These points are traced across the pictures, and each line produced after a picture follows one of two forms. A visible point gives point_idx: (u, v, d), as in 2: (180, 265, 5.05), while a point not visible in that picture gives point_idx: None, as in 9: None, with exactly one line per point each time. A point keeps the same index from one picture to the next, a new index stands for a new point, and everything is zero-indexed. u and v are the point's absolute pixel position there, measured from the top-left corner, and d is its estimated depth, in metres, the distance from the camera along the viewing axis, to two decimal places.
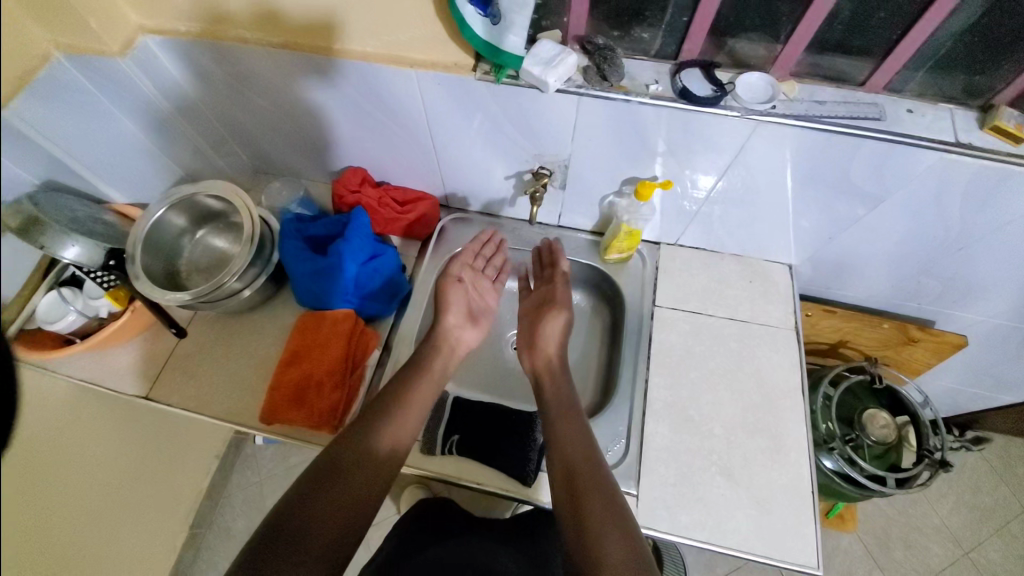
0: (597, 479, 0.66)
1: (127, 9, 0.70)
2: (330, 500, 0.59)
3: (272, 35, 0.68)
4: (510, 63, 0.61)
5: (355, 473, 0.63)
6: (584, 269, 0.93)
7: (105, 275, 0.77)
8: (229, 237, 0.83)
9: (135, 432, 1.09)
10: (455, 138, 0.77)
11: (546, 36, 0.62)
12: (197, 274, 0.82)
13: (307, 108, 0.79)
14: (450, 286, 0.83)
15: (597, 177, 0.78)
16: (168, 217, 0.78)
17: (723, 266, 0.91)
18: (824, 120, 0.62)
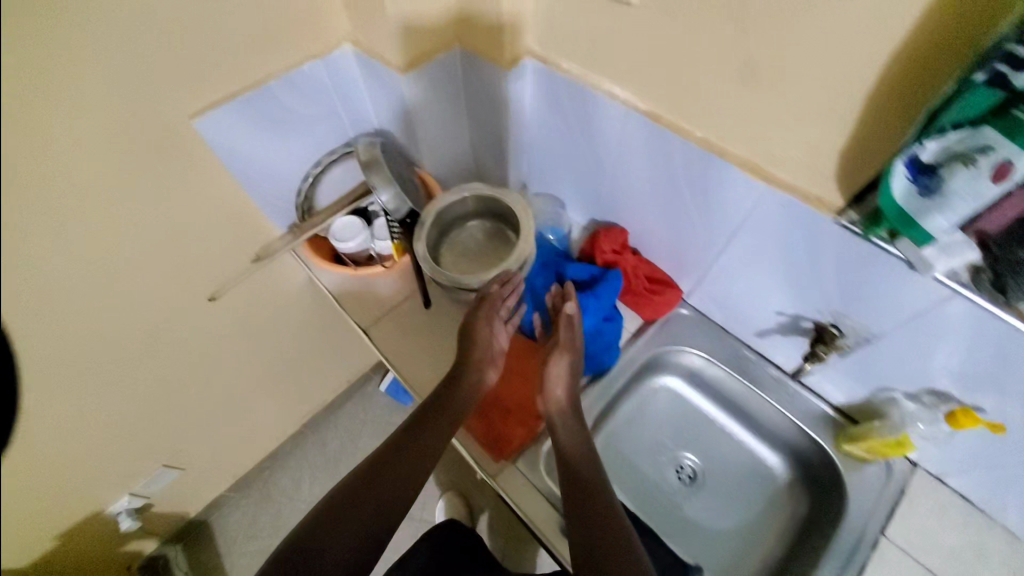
0: (611, 533, 0.64)
1: (531, 34, 0.79)
2: (360, 506, 0.68)
3: (641, 99, 0.70)
4: (915, 236, 0.50)
5: (382, 481, 0.71)
6: (806, 441, 0.81)
7: (399, 228, 0.89)
8: (494, 239, 0.89)
9: (310, 331, 1.27)
10: (752, 256, 0.72)
11: None
12: (453, 255, 0.89)
13: (622, 166, 0.81)
14: (479, 328, 0.80)
15: (896, 368, 0.69)
16: (464, 200, 0.87)
17: (977, 531, 0.74)
18: None
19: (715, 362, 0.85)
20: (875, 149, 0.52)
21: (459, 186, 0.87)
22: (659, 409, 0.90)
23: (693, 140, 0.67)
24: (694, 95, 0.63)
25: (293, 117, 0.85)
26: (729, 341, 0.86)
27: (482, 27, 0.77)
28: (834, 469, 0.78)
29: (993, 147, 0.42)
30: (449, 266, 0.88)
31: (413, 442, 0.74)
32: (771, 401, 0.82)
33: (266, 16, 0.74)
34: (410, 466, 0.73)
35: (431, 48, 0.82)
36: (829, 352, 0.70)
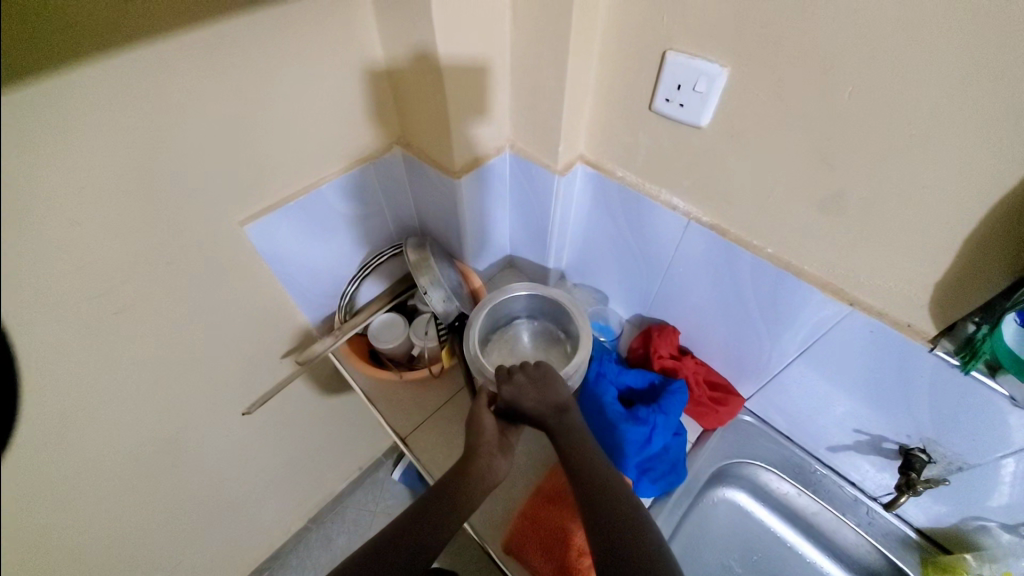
0: (632, 528, 0.57)
1: (583, 142, 0.80)
2: (401, 542, 0.59)
3: (704, 211, 0.70)
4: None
5: (424, 519, 0.62)
6: (890, 570, 0.74)
7: (445, 330, 0.86)
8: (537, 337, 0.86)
9: (328, 420, 1.18)
10: (825, 370, 0.69)
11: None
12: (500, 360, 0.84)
13: (674, 271, 0.79)
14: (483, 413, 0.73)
15: (990, 499, 0.64)
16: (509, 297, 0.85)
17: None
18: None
19: (785, 477, 0.80)
20: (977, 286, 0.51)
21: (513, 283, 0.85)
22: (724, 524, 0.83)
23: (764, 256, 0.66)
24: (768, 213, 0.63)
25: (340, 216, 0.84)
26: (797, 455, 0.81)
27: (536, 135, 0.78)
28: None
29: None
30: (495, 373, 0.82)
31: (442, 497, 0.64)
32: (851, 524, 0.76)
33: (325, 125, 0.74)
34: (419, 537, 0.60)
35: (482, 152, 0.82)
36: (928, 485, 0.65)
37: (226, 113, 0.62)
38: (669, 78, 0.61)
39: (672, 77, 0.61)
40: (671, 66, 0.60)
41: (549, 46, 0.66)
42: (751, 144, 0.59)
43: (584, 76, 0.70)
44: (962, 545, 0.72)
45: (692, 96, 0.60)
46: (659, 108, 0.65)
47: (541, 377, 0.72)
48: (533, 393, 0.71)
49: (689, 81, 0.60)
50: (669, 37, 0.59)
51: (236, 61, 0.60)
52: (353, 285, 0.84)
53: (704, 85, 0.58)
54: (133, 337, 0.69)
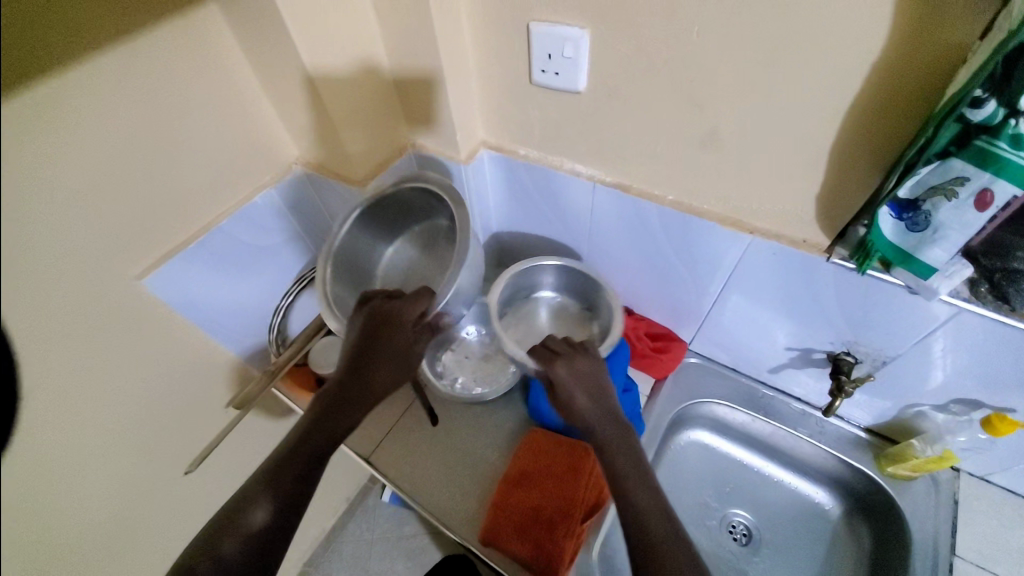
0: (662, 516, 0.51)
1: (481, 129, 0.80)
2: (289, 467, 0.56)
3: (606, 171, 0.71)
4: (917, 272, 0.52)
5: (309, 430, 0.59)
6: (848, 471, 0.78)
7: None
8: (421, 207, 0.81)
9: None
10: (748, 298, 0.72)
11: (937, 255, 0.50)
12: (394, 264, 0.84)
13: (595, 235, 0.80)
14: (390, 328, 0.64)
15: (917, 387, 0.68)
16: (524, 271, 0.82)
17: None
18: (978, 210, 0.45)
19: (737, 407, 0.83)
20: (853, 192, 0.54)
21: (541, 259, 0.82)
22: (692, 465, 0.86)
23: (668, 204, 0.68)
24: (661, 164, 0.65)
25: (251, 249, 0.81)
26: (745, 384, 0.84)
27: (434, 130, 0.78)
28: (885, 496, 0.75)
29: (964, 178, 0.44)
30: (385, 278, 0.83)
31: (330, 409, 0.60)
32: (805, 436, 0.79)
33: (211, 161, 0.71)
34: (277, 496, 0.54)
35: (384, 157, 0.81)
36: (857, 384, 0.68)
37: (94, 171, 0.59)
38: (539, 50, 0.62)
39: (542, 48, 0.62)
40: (537, 37, 0.61)
41: (420, 39, 0.66)
42: (630, 99, 0.60)
43: (464, 63, 0.70)
44: (905, 434, 0.76)
45: (564, 63, 0.61)
46: (539, 80, 0.65)
47: (582, 363, 0.65)
48: (573, 376, 0.63)
49: (557, 49, 0.60)
50: (529, 10, 0.60)
51: (92, 112, 0.56)
52: (279, 316, 0.81)
53: (571, 50, 0.59)
54: (46, 425, 0.64)
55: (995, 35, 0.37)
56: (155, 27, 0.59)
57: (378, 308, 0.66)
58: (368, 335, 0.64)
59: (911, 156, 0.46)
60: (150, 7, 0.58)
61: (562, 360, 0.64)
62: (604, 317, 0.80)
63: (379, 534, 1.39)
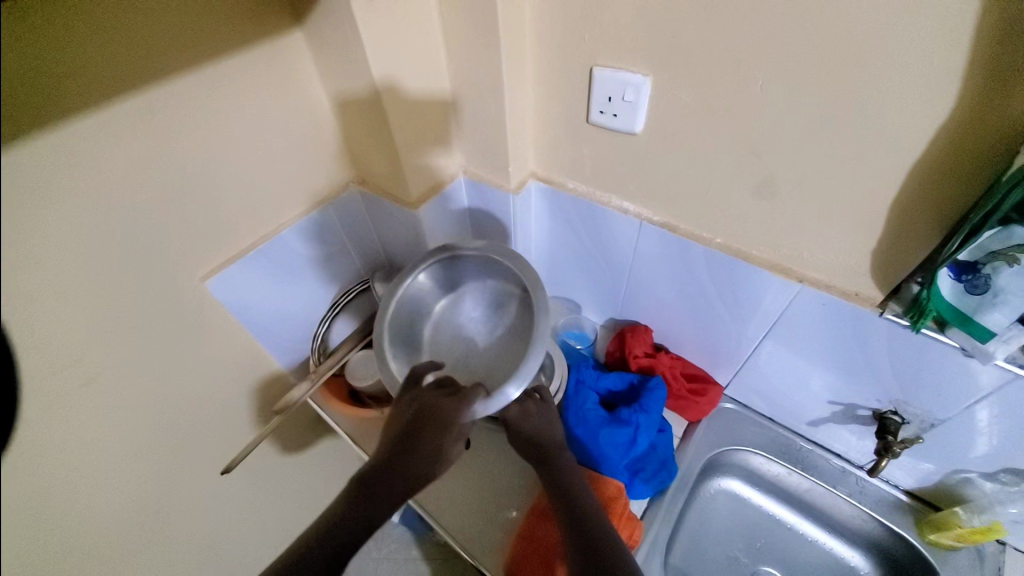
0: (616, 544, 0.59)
1: (532, 161, 0.83)
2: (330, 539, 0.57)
3: (653, 211, 0.73)
4: (974, 335, 0.51)
5: (353, 507, 0.59)
6: (886, 534, 0.75)
7: None
8: (485, 266, 0.72)
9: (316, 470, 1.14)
10: (791, 347, 0.71)
11: (996, 318, 0.49)
12: (442, 320, 0.74)
13: (637, 271, 0.81)
14: (434, 424, 0.60)
15: (966, 454, 0.65)
16: None
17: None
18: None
19: (774, 458, 0.81)
20: (911, 250, 0.54)
21: None
22: (721, 513, 0.84)
23: (714, 247, 0.69)
24: (712, 208, 0.66)
25: (303, 259, 0.84)
26: (781, 434, 0.83)
27: (487, 158, 0.81)
28: (926, 565, 0.71)
29: None
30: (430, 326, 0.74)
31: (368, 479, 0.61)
32: (843, 494, 0.77)
33: (277, 174, 0.75)
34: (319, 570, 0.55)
35: (437, 181, 0.84)
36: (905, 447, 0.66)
37: (173, 176, 0.63)
38: (600, 92, 0.65)
39: (602, 90, 0.65)
40: (599, 80, 0.64)
41: (486, 75, 0.70)
42: (686, 143, 0.63)
43: (524, 100, 0.74)
44: (949, 502, 0.72)
45: (623, 106, 0.64)
46: (596, 120, 0.68)
47: (534, 410, 0.71)
48: (527, 423, 0.70)
49: (618, 92, 0.63)
50: (593, 55, 0.63)
51: (180, 123, 0.61)
52: (323, 326, 0.83)
53: (632, 94, 0.62)
54: (97, 412, 0.66)
55: None
56: (247, 50, 0.64)
57: (425, 400, 0.60)
58: (410, 426, 0.60)
59: (974, 221, 0.46)
60: (242, 32, 0.63)
61: (516, 406, 0.70)
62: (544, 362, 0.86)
63: (388, 554, 1.37)
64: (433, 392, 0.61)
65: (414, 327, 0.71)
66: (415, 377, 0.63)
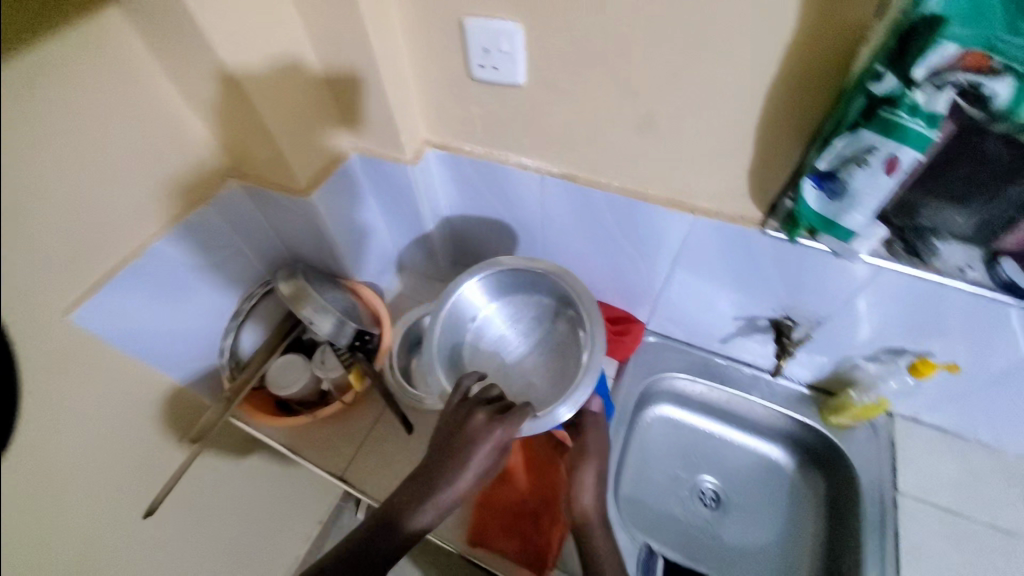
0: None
1: (424, 127, 0.78)
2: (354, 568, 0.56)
3: (553, 164, 0.72)
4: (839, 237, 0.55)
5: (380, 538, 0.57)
6: (799, 425, 0.83)
7: (348, 353, 0.80)
8: (541, 282, 0.73)
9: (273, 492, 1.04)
10: (696, 273, 0.75)
11: (853, 219, 0.53)
12: (481, 340, 0.75)
13: (548, 226, 0.81)
14: (478, 446, 0.57)
15: (848, 342, 0.73)
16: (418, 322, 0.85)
17: (972, 456, 0.77)
18: (891, 178, 0.49)
19: (696, 378, 0.87)
20: (784, 166, 0.57)
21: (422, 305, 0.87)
22: (659, 438, 0.90)
23: (614, 191, 0.70)
24: (605, 152, 0.66)
25: (188, 270, 0.76)
26: (700, 356, 0.89)
27: (373, 131, 0.76)
28: (831, 444, 0.80)
29: (876, 146, 0.48)
30: (473, 341, 0.75)
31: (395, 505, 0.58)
32: (757, 398, 0.84)
33: (130, 180, 0.65)
34: None
35: (326, 161, 0.78)
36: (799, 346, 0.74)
37: None
38: (474, 45, 0.62)
39: (477, 43, 0.61)
40: (472, 32, 0.61)
41: (351, 39, 0.64)
42: (569, 89, 0.62)
43: (401, 61, 0.69)
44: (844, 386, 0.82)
45: (501, 57, 0.61)
46: (478, 74, 0.65)
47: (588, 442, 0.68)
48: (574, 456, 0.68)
49: (493, 43, 0.60)
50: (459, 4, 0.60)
51: None
52: (228, 338, 0.78)
53: (507, 43, 0.60)
54: None
55: (892, 13, 0.42)
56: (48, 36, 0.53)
57: (469, 419, 0.58)
58: (451, 446, 0.57)
59: None
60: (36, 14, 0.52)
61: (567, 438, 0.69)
62: None
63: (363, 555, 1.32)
64: (479, 408, 0.58)
65: (456, 342, 0.73)
66: (460, 390, 0.62)
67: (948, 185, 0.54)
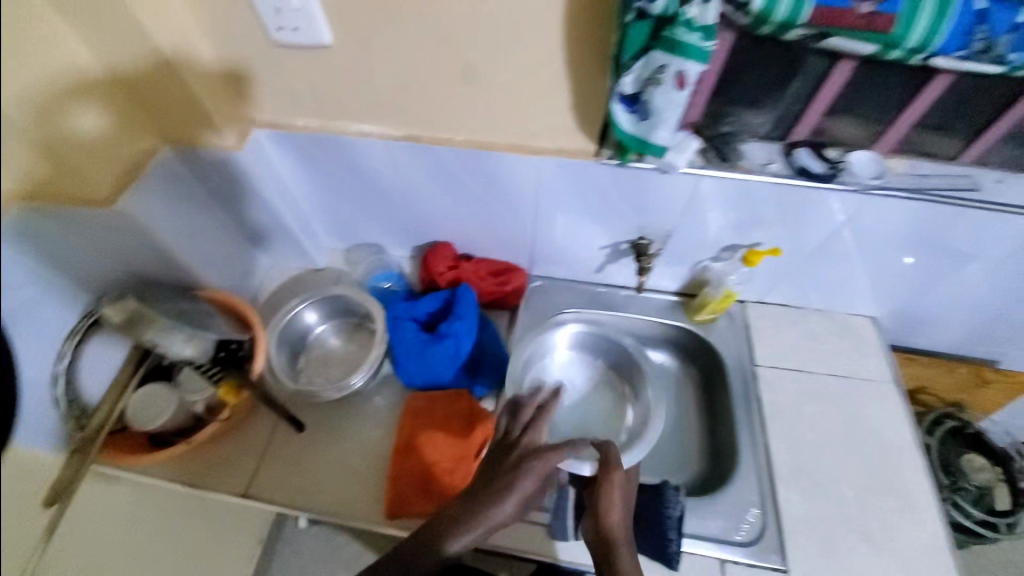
0: None
1: (244, 106, 0.71)
2: None
3: (393, 127, 0.69)
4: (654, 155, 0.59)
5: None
6: (674, 330, 0.92)
7: (212, 369, 0.72)
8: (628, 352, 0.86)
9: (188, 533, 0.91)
10: (557, 210, 0.78)
11: (660, 136, 0.58)
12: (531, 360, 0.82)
13: (408, 192, 0.79)
14: (523, 478, 0.57)
15: (696, 248, 0.80)
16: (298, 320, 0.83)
17: (810, 321, 0.90)
18: (684, 92, 0.54)
19: (582, 309, 0.92)
20: (600, 94, 0.60)
21: (295, 299, 0.83)
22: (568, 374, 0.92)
23: (459, 144, 0.69)
24: (440, 106, 0.65)
25: None
26: (583, 288, 0.94)
27: (183, 119, 0.67)
28: (699, 338, 0.90)
29: (666, 65, 0.52)
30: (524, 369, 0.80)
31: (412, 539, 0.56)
32: (635, 314, 0.92)
33: None
34: None
35: (136, 156, 0.66)
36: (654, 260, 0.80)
37: None
38: (264, 5, 0.56)
39: (266, 2, 0.56)
40: None
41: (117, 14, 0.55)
42: (382, 43, 0.59)
43: (182, 34, 0.62)
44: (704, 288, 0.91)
45: (296, 16, 0.57)
46: (280, 38, 0.60)
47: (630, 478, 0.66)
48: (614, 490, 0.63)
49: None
50: None
51: None
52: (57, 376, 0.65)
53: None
54: None
55: None
56: None
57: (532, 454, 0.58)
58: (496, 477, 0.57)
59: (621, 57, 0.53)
60: None
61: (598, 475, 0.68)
62: (371, 317, 0.85)
63: None
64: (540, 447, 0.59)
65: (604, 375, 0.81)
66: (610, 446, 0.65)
67: (740, 90, 0.63)
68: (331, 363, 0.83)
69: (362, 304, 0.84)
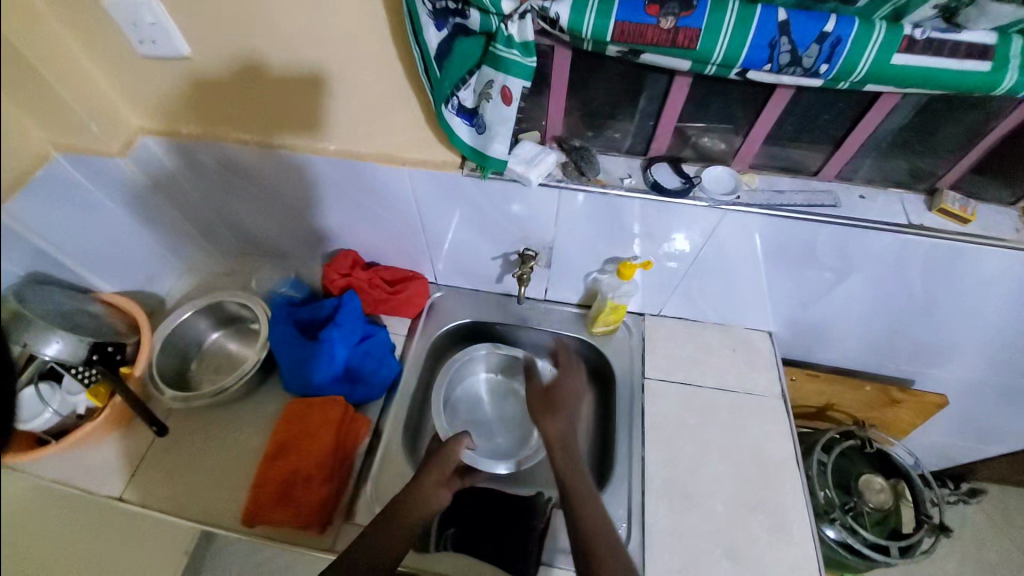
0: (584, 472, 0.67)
1: (134, 113, 0.74)
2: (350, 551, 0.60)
3: (274, 137, 0.72)
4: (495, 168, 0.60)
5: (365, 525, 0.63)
6: (573, 341, 0.92)
7: (88, 370, 0.75)
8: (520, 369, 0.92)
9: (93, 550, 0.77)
10: (441, 220, 0.79)
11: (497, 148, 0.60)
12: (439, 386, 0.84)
13: (300, 200, 0.81)
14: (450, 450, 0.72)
15: (582, 259, 0.81)
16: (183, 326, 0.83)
17: (708, 334, 0.90)
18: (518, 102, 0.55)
19: (480, 318, 0.93)
20: None
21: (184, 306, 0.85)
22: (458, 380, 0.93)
23: (333, 154, 0.71)
24: (308, 116, 0.68)
25: None
26: (486, 297, 0.95)
27: None
28: (596, 349, 0.90)
29: (492, 80, 0.54)
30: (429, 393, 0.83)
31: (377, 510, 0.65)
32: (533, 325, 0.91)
33: None
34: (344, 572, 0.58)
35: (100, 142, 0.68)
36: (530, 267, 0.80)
37: None
38: (122, 20, 0.61)
39: (123, 17, 0.60)
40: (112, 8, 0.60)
41: None
42: (244, 57, 0.63)
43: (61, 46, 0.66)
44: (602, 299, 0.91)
45: (152, 30, 0.61)
46: (144, 51, 0.64)
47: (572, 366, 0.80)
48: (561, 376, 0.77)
49: (137, 16, 0.60)
50: None
51: None
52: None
53: (150, 15, 0.60)
54: None
55: None
56: None
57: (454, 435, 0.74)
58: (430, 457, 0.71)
59: (436, 71, 0.54)
60: None
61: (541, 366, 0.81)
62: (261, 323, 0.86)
63: None
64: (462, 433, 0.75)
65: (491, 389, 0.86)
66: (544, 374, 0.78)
67: (591, 105, 0.64)
68: (220, 368, 0.85)
69: (253, 310, 0.86)
